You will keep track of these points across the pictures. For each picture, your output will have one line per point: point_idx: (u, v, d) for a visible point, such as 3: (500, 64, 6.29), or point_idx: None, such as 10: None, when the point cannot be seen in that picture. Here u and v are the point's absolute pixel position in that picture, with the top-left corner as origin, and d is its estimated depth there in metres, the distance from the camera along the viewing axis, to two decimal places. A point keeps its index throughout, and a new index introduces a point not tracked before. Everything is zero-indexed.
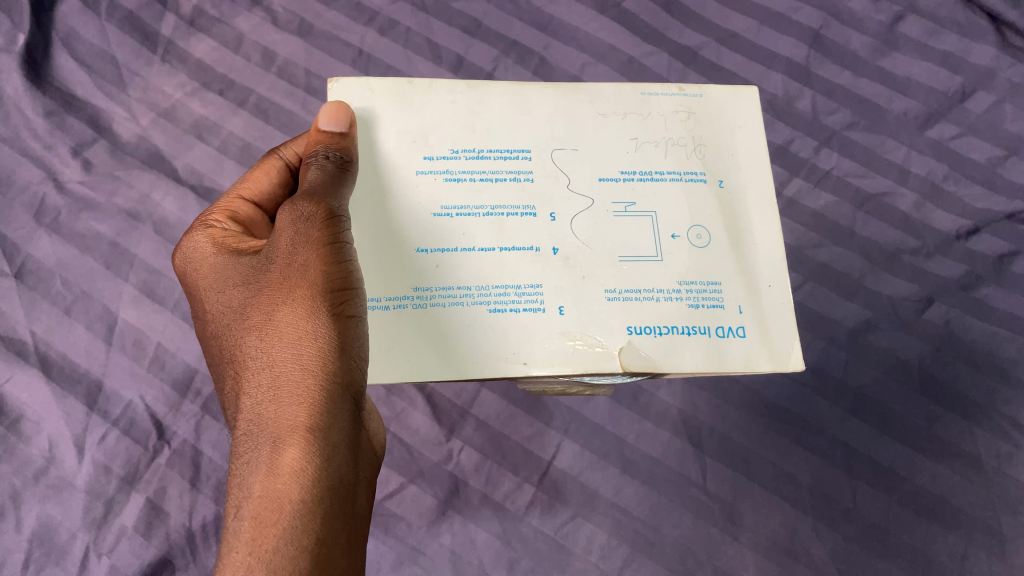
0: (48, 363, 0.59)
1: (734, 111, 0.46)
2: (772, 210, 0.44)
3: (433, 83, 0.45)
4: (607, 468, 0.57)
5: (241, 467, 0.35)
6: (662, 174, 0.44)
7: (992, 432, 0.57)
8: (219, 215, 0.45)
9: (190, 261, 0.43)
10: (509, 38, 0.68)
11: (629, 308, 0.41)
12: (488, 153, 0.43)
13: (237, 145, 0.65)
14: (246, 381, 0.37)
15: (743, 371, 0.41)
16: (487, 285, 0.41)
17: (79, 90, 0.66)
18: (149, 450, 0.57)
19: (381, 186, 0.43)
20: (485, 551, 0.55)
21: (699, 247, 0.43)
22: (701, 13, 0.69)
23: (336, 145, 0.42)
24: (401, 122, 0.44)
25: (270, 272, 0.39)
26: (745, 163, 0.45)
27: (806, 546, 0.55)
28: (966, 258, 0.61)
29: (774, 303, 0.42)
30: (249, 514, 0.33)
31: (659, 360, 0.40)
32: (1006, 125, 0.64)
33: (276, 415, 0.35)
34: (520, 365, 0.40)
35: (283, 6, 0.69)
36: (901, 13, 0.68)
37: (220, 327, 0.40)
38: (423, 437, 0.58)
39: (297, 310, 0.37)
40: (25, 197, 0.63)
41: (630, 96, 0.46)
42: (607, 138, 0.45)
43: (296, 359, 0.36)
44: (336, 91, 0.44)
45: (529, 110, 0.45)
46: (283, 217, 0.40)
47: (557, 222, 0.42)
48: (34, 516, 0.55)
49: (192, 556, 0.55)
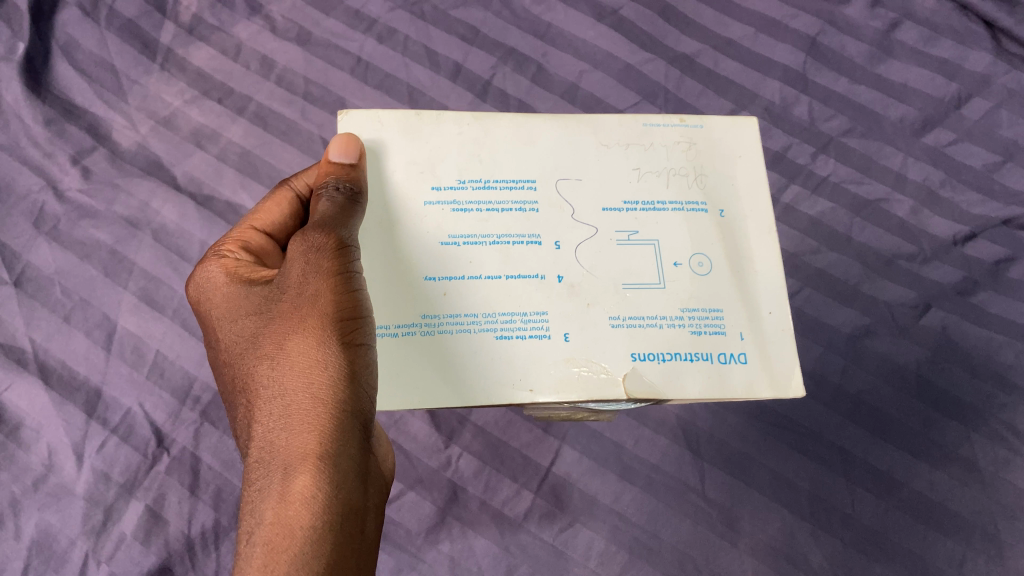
0: (47, 371, 0.59)
1: (735, 141, 0.46)
2: (772, 238, 0.44)
3: (439, 114, 0.45)
4: (605, 474, 0.57)
5: (253, 494, 0.35)
6: (665, 203, 0.44)
7: (990, 439, 0.57)
8: (231, 244, 0.46)
9: (202, 290, 0.43)
10: (508, 46, 0.68)
11: (633, 334, 0.41)
12: (493, 182, 0.44)
13: (236, 152, 0.66)
14: (258, 409, 0.37)
15: (744, 397, 0.41)
16: (494, 311, 0.41)
17: (78, 98, 0.66)
18: (149, 458, 0.57)
19: (389, 216, 0.43)
20: (484, 557, 0.55)
21: (702, 274, 0.43)
22: (698, 20, 0.69)
23: (345, 175, 0.42)
24: (408, 153, 0.44)
25: (281, 301, 0.39)
26: (746, 192, 0.45)
27: (805, 553, 0.55)
28: (963, 263, 0.61)
29: (776, 329, 0.42)
30: (261, 540, 0.34)
31: (663, 386, 0.40)
32: (1003, 130, 0.64)
33: (288, 443, 0.36)
34: (525, 392, 0.40)
35: (282, 14, 0.69)
36: (897, 20, 0.68)
37: (232, 355, 0.40)
38: (422, 444, 0.58)
39: (307, 339, 0.38)
40: (24, 204, 0.63)
41: (632, 126, 0.46)
42: (610, 168, 0.45)
43: (307, 387, 0.37)
44: (345, 123, 0.44)
45: (533, 140, 0.45)
46: (294, 247, 0.40)
47: (561, 250, 0.42)
48: (33, 524, 0.56)
49: (191, 563, 0.55)
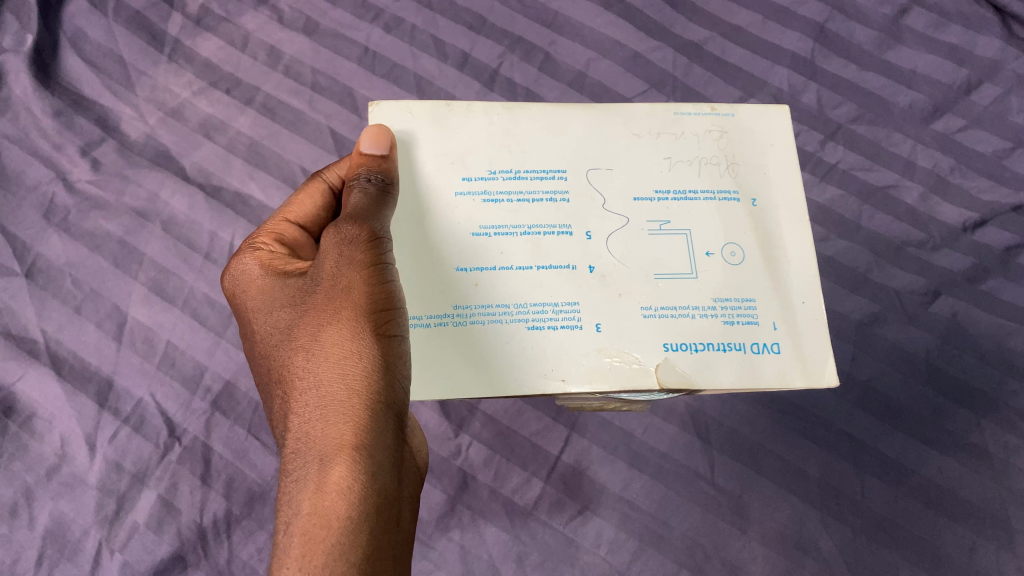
0: (59, 362, 0.60)
1: (765, 130, 0.46)
2: (804, 227, 0.44)
3: (469, 104, 0.45)
4: (615, 462, 0.58)
5: (290, 485, 0.35)
6: (695, 193, 0.44)
7: (1000, 424, 0.57)
8: (265, 237, 0.46)
9: (237, 283, 0.44)
10: (515, 35, 0.68)
11: (664, 325, 0.41)
12: (524, 173, 0.44)
13: (244, 143, 0.66)
14: (295, 401, 0.37)
15: (777, 387, 0.41)
16: (525, 302, 0.41)
17: (87, 90, 0.66)
18: (160, 447, 0.58)
19: (420, 208, 0.43)
20: (495, 545, 0.56)
21: (733, 264, 0.43)
22: (706, 7, 0.69)
23: (377, 167, 0.42)
24: (439, 144, 0.44)
25: (316, 293, 0.40)
26: (776, 181, 0.45)
27: (815, 540, 0.55)
28: (973, 250, 0.61)
29: (807, 318, 0.42)
30: (298, 530, 0.34)
31: (694, 376, 0.41)
32: (1013, 116, 0.64)
33: (324, 434, 0.36)
34: (558, 382, 0.40)
35: (290, 5, 0.69)
36: (906, 6, 0.68)
37: (268, 347, 0.40)
38: (432, 432, 0.58)
39: (342, 330, 0.38)
40: (35, 196, 0.63)
41: (662, 115, 0.46)
42: (640, 157, 0.45)
43: (342, 378, 0.37)
44: (375, 115, 0.45)
45: (563, 130, 0.45)
46: (327, 239, 0.41)
47: (592, 240, 0.42)
48: (47, 513, 0.56)
49: (204, 552, 0.55)
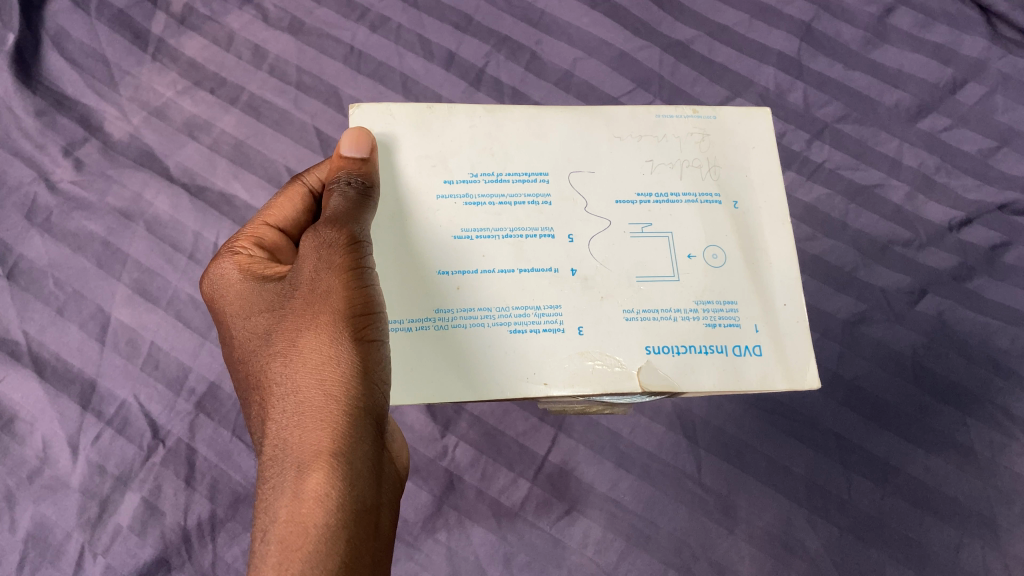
0: (41, 363, 0.59)
1: (747, 133, 0.46)
2: (786, 229, 0.44)
3: (451, 107, 0.45)
4: (602, 462, 0.57)
5: (267, 492, 0.35)
6: (677, 195, 0.44)
7: (986, 423, 0.57)
8: (244, 241, 0.46)
9: (215, 287, 0.43)
10: (501, 34, 0.68)
11: (647, 328, 0.41)
12: (506, 176, 0.43)
13: (229, 143, 0.65)
14: (272, 407, 0.37)
15: (760, 390, 0.41)
16: (507, 306, 0.41)
17: (69, 89, 0.66)
18: (144, 449, 0.57)
19: (402, 210, 0.43)
20: (481, 547, 0.55)
21: (714, 267, 0.43)
22: (692, 6, 0.69)
23: (358, 170, 0.42)
24: (421, 147, 0.44)
25: (294, 298, 0.39)
26: (759, 183, 0.45)
27: (802, 539, 0.55)
28: (958, 249, 0.61)
29: (790, 321, 0.42)
30: (275, 538, 0.33)
31: (677, 379, 0.40)
32: (998, 115, 0.64)
33: (301, 440, 0.36)
34: (539, 386, 0.40)
35: (275, 4, 0.69)
36: (892, 5, 0.68)
37: (246, 353, 0.40)
38: (418, 433, 0.58)
39: (320, 336, 0.38)
40: (16, 196, 0.63)
41: (645, 119, 0.46)
42: (622, 160, 0.45)
43: (320, 384, 0.37)
44: (357, 117, 0.44)
45: (546, 133, 0.45)
46: (306, 244, 0.40)
47: (575, 243, 0.42)
48: (29, 516, 0.55)
49: (188, 555, 0.55)
